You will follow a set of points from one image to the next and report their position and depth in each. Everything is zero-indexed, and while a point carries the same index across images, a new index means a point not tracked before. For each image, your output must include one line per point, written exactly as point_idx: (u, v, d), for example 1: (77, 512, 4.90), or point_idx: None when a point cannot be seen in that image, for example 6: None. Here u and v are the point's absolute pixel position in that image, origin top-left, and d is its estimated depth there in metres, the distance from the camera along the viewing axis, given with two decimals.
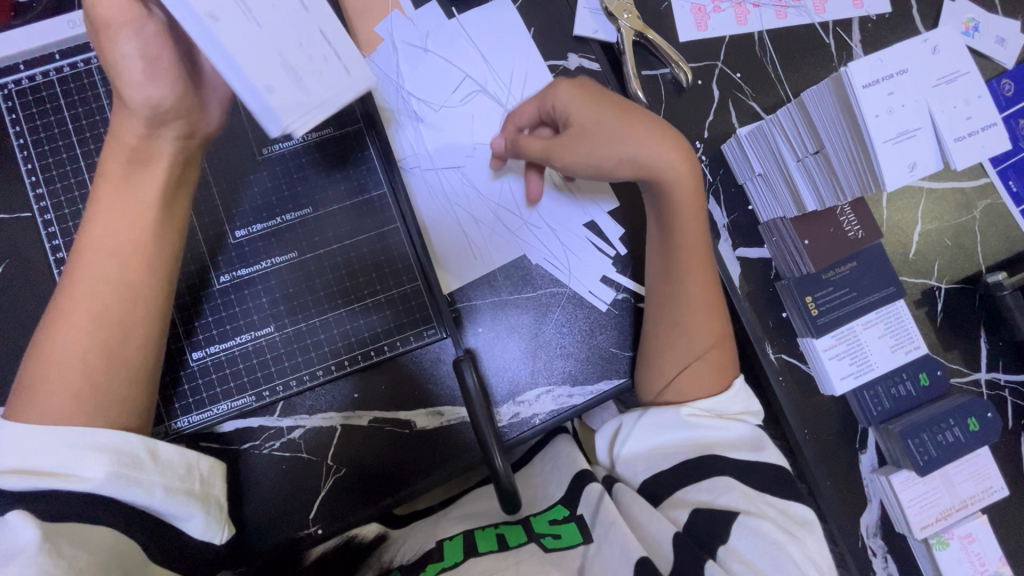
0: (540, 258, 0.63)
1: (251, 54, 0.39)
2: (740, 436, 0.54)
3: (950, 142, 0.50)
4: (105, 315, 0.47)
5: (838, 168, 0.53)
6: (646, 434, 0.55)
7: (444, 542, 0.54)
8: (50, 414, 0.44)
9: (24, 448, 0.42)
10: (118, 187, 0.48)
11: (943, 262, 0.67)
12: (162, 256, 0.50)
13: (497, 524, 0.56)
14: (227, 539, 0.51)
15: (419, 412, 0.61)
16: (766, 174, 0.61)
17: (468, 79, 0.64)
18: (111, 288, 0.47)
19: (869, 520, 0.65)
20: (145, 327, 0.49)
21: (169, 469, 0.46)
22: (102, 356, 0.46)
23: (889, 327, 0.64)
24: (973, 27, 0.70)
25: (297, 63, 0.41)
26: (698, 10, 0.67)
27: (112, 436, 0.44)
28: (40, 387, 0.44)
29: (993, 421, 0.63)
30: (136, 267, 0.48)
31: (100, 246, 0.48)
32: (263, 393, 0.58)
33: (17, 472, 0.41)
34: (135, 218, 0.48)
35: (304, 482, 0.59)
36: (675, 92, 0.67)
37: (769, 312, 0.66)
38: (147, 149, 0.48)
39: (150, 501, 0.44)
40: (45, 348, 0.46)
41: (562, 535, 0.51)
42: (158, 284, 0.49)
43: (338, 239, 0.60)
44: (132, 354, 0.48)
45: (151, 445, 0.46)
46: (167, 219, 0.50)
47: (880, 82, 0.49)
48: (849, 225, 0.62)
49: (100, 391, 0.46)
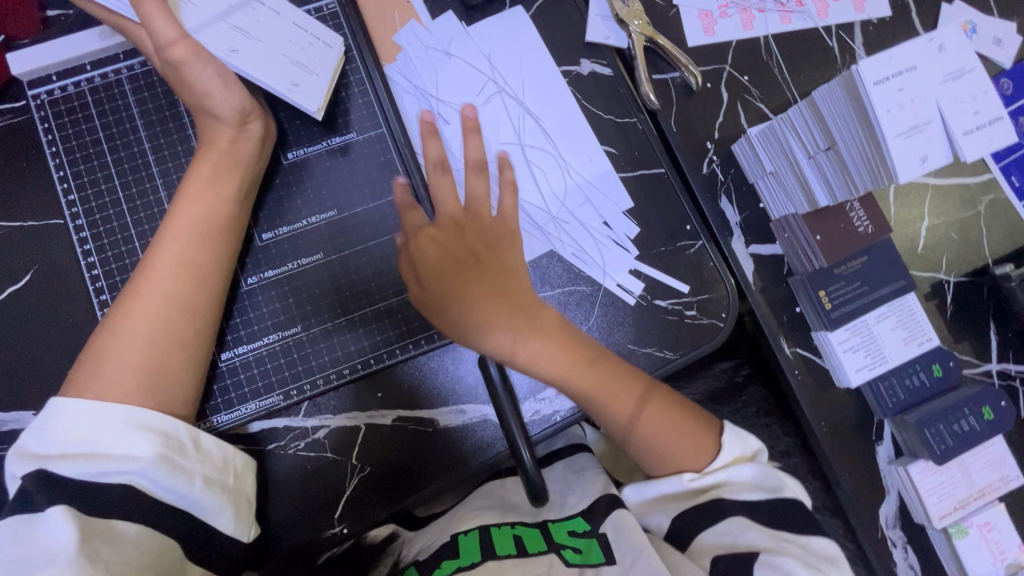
0: (568, 252, 0.64)
1: (270, 67, 0.56)
2: (747, 476, 0.53)
3: (959, 135, 0.52)
4: (171, 295, 0.51)
5: (848, 163, 0.54)
6: (653, 492, 0.55)
7: (459, 537, 0.58)
8: (113, 389, 0.47)
9: (90, 428, 0.45)
10: (204, 182, 0.54)
11: (951, 256, 0.69)
12: (227, 248, 0.54)
13: (513, 524, 0.60)
14: (252, 539, 0.51)
15: (441, 411, 0.62)
16: (777, 172, 0.63)
17: (491, 81, 0.65)
18: (180, 269, 0.52)
19: (888, 512, 0.66)
20: (203, 310, 0.52)
21: (208, 459, 0.49)
22: (161, 334, 0.50)
23: (901, 320, 0.66)
24: (971, 28, 0.71)
25: (301, 88, 0.57)
26: (705, 16, 0.70)
27: (160, 420, 0.47)
28: (107, 360, 0.49)
29: (1007, 409, 0.64)
30: (204, 255, 0.53)
31: (173, 240, 0.53)
32: (291, 391, 0.58)
33: (74, 457, 0.45)
34: (209, 208, 0.54)
35: (330, 481, 0.60)
36: (685, 96, 0.69)
37: (783, 307, 0.67)
38: (234, 152, 0.55)
39: (190, 490, 0.47)
40: (118, 326, 0.50)
41: (584, 551, 0.54)
42: (223, 269, 0.54)
43: (362, 241, 0.61)
44: (187, 334, 0.51)
45: (195, 434, 0.49)
46: (236, 220, 0.55)
47: (889, 79, 0.50)
48: (858, 221, 0.64)
49: (160, 368, 0.49)
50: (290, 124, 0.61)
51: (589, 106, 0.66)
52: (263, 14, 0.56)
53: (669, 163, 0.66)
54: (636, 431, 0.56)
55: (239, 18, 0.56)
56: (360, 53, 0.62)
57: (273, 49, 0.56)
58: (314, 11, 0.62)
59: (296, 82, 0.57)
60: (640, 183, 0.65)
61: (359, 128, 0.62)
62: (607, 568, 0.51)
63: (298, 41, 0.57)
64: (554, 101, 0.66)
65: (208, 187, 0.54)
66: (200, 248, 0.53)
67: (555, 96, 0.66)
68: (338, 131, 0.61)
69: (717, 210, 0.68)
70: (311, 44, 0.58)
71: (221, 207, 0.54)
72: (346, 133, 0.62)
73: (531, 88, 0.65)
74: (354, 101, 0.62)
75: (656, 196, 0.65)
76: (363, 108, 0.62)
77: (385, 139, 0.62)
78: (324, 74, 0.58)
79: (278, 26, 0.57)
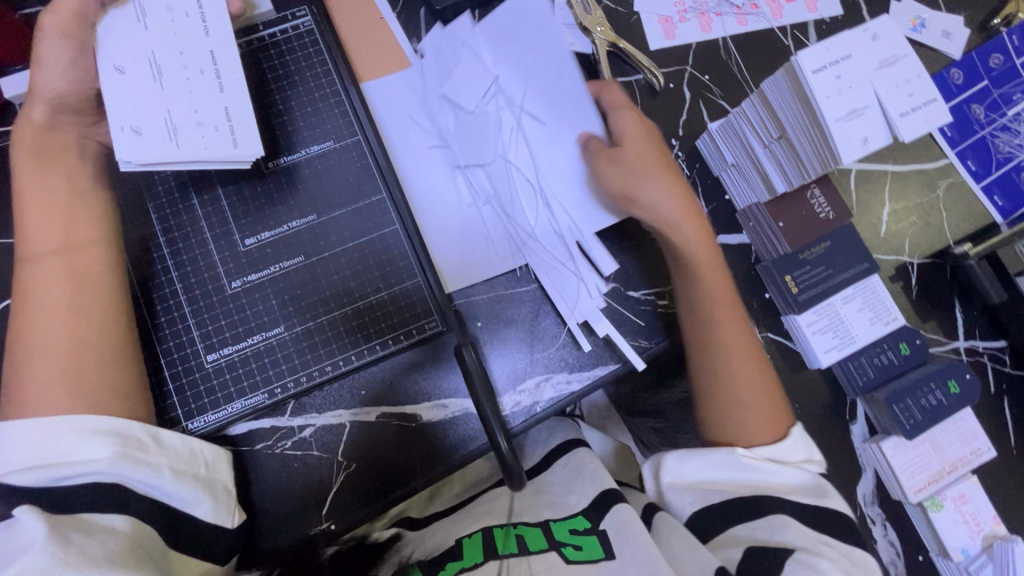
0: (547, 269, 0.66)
1: (143, 107, 0.54)
2: (801, 481, 0.57)
3: (896, 117, 0.55)
4: (77, 306, 0.53)
5: (799, 149, 0.58)
6: (702, 468, 0.58)
7: (463, 542, 0.55)
8: (34, 402, 0.49)
9: (34, 439, 0.47)
10: (39, 182, 0.56)
11: (913, 239, 0.71)
12: (92, 249, 0.56)
13: (516, 524, 0.57)
14: (239, 523, 0.54)
15: (423, 405, 0.63)
16: (737, 163, 0.66)
17: (494, 83, 0.66)
18: (66, 279, 0.54)
19: (865, 490, 0.68)
20: (106, 315, 0.55)
21: (171, 454, 0.51)
22: (71, 343, 0.52)
23: (867, 300, 0.68)
24: (919, 24, 0.74)
25: (150, 142, 0.54)
26: (664, 21, 0.73)
27: (108, 421, 0.49)
28: (26, 376, 0.51)
29: (972, 381, 0.66)
30: (69, 263, 0.55)
31: (40, 252, 0.54)
32: (275, 390, 0.60)
33: (29, 468, 0.46)
34: (53, 213, 0.55)
35: (319, 479, 0.61)
36: (649, 96, 0.72)
37: (752, 293, 0.69)
38: (54, 145, 0.57)
39: (159, 481, 0.49)
40: (31, 342, 0.52)
41: (584, 547, 0.52)
42: (104, 271, 0.56)
43: (342, 242, 0.63)
44: (94, 338, 0.53)
45: (153, 431, 0.51)
46: (85, 218, 0.57)
47: (827, 67, 0.53)
48: (819, 207, 0.67)
49: (80, 371, 0.51)
50: (275, 136, 0.64)
51: None
52: (202, 80, 0.56)
53: None
54: (737, 358, 0.63)
55: (172, 66, 0.55)
56: (336, 67, 0.65)
57: (172, 104, 0.55)
58: (289, 30, 0.65)
59: (142, 129, 0.54)
60: None
61: (336, 137, 0.65)
62: (608, 563, 0.50)
63: (203, 123, 0.55)
64: (547, 104, 0.66)
65: (42, 185, 0.56)
66: (61, 256, 0.54)
67: (553, 98, 0.65)
68: (315, 140, 0.64)
69: None
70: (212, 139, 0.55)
71: (54, 207, 0.56)
72: (322, 142, 0.64)
73: (537, 92, 0.66)
74: (332, 113, 0.65)
75: None
76: (341, 119, 0.65)
77: (361, 146, 0.65)
78: (184, 152, 0.54)
79: (206, 95, 0.55)
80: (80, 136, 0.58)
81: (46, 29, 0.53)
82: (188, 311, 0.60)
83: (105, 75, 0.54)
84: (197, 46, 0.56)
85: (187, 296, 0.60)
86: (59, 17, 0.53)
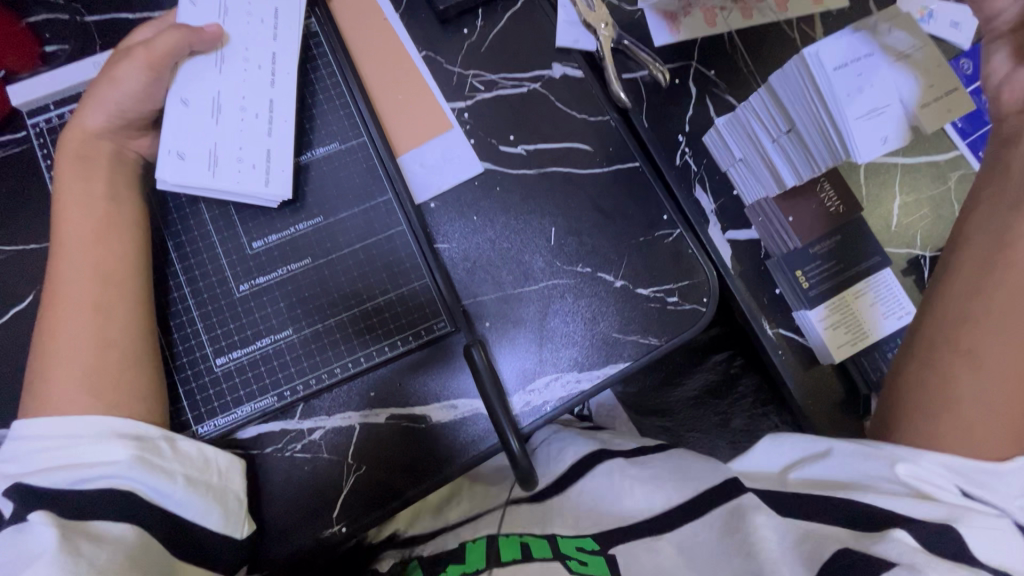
0: None
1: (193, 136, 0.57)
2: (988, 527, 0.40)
3: None
4: (98, 303, 0.53)
5: (810, 143, 0.60)
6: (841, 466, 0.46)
7: (467, 545, 0.53)
8: (59, 402, 0.49)
9: (61, 442, 0.48)
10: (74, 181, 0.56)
11: (925, 232, 0.70)
12: (122, 243, 0.56)
13: (523, 532, 0.52)
14: (246, 534, 0.54)
15: (432, 408, 0.63)
16: (745, 158, 0.67)
17: None
18: (88, 275, 0.53)
19: None
20: (127, 312, 0.54)
21: (187, 461, 0.51)
22: (92, 342, 0.52)
23: (878, 295, 0.67)
24: (927, 14, 0.73)
25: (192, 170, 0.57)
26: (669, 16, 0.73)
27: (132, 426, 0.50)
28: (47, 377, 0.50)
29: None
30: (94, 260, 0.54)
31: (68, 247, 0.54)
32: (284, 392, 0.60)
33: (51, 470, 0.46)
34: (84, 209, 0.55)
35: (329, 483, 0.61)
36: (654, 92, 0.71)
37: (763, 288, 0.68)
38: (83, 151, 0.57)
39: (173, 490, 0.49)
40: (53, 340, 0.52)
41: (590, 564, 0.45)
42: (132, 267, 0.55)
43: (349, 244, 0.63)
44: (115, 336, 0.53)
45: (170, 438, 0.52)
46: (118, 215, 0.56)
47: (847, 65, 0.58)
48: (828, 201, 0.67)
49: (100, 371, 0.51)
50: None
51: (563, 107, 0.69)
52: (253, 123, 0.60)
53: (643, 157, 0.69)
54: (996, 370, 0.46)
55: (232, 108, 0.59)
56: (341, 69, 0.66)
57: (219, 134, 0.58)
58: None
59: (186, 156, 0.57)
60: (617, 176, 0.68)
61: (341, 139, 0.65)
62: None
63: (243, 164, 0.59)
64: None
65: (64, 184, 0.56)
66: (90, 252, 0.54)
67: None
68: (320, 142, 0.64)
69: (693, 199, 0.70)
70: (253, 182, 0.59)
71: (82, 205, 0.55)
72: (328, 143, 0.64)
73: None
74: (335, 114, 0.65)
75: (632, 190, 0.68)
76: (347, 121, 0.65)
77: (366, 146, 0.65)
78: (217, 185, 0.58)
79: (256, 138, 0.59)
80: (109, 145, 0.58)
81: (134, 59, 0.56)
82: (196, 315, 0.60)
83: (170, 104, 0.58)
84: (259, 94, 0.60)
85: (196, 301, 0.60)
86: (149, 52, 0.56)
